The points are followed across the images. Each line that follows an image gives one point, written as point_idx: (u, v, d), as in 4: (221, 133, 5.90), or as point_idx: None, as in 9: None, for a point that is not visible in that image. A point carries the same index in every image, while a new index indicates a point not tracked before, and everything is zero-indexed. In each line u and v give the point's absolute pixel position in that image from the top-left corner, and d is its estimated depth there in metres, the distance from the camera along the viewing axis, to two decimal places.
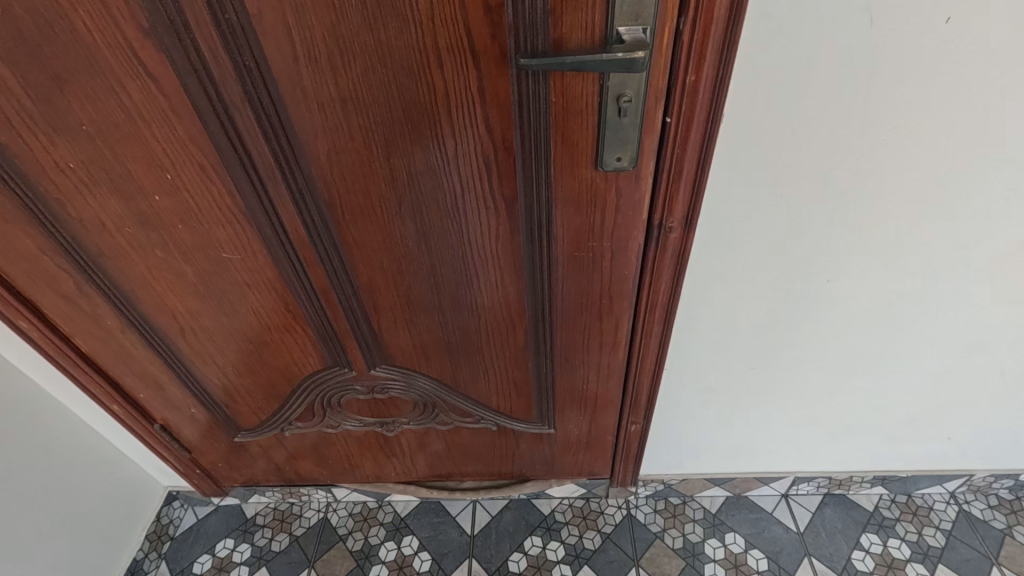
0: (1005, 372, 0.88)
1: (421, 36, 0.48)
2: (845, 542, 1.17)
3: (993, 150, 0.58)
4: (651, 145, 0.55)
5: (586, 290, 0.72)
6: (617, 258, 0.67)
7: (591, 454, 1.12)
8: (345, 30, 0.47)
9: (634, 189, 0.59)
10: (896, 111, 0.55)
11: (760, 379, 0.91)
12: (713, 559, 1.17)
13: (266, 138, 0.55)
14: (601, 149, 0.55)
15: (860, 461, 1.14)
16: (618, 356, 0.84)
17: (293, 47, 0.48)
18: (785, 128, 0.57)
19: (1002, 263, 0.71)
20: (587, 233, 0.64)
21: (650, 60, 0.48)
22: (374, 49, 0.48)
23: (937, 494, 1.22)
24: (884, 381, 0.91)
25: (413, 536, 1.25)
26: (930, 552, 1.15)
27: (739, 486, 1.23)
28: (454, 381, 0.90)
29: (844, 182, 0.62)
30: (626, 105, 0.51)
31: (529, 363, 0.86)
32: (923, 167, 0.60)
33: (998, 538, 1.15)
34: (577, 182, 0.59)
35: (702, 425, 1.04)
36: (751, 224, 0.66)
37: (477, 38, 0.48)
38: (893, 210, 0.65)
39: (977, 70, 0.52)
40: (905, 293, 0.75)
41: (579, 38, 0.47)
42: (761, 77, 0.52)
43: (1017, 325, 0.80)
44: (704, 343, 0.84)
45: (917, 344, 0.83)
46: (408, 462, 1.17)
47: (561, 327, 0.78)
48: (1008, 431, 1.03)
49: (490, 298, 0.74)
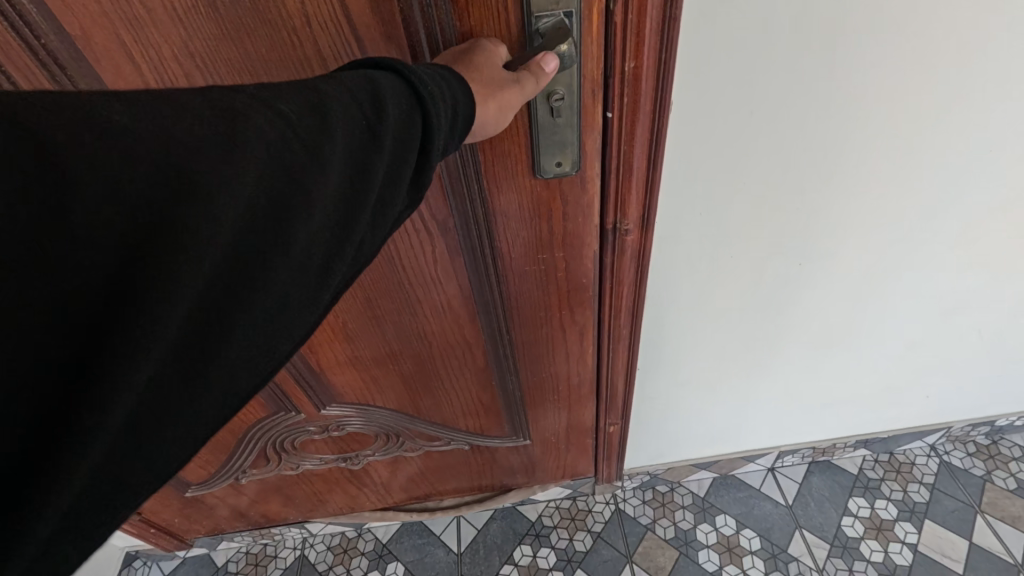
0: (981, 332, 0.86)
1: (298, 45, 0.39)
2: (834, 510, 1.17)
3: (970, 110, 0.54)
4: (593, 144, 0.48)
5: (542, 302, 0.65)
6: (573, 266, 0.60)
7: (573, 457, 1.07)
8: (201, 44, 0.38)
9: (581, 194, 0.52)
10: (864, 82, 0.49)
11: (738, 364, 0.87)
12: (707, 545, 1.14)
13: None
14: (537, 155, 0.47)
15: (844, 429, 1.12)
16: (587, 364, 0.79)
17: (140, 71, 0.39)
18: (742, 109, 0.50)
19: (978, 226, 0.68)
20: (536, 247, 0.57)
21: (579, 48, 0.41)
22: (243, 65, 0.40)
23: (918, 448, 1.23)
24: (863, 353, 0.88)
25: (398, 562, 1.19)
26: (916, 508, 1.15)
27: (725, 466, 1.21)
28: (416, 408, 0.83)
29: (810, 159, 0.56)
30: (558, 104, 0.43)
31: (493, 381, 0.80)
32: (892, 136, 0.55)
33: (979, 485, 1.18)
34: (517, 193, 0.51)
35: (683, 414, 1.00)
36: (714, 212, 0.60)
37: (368, 38, 0.39)
38: (867, 182, 0.60)
39: (950, 27, 0.46)
40: (885, 265, 0.72)
41: (492, 29, 0.39)
42: (712, 51, 0.46)
43: (995, 285, 0.77)
44: (676, 335, 0.80)
45: (893, 314, 0.80)
46: (382, 489, 1.10)
47: (522, 344, 0.72)
48: (987, 384, 1.02)
49: (440, 324, 0.66)
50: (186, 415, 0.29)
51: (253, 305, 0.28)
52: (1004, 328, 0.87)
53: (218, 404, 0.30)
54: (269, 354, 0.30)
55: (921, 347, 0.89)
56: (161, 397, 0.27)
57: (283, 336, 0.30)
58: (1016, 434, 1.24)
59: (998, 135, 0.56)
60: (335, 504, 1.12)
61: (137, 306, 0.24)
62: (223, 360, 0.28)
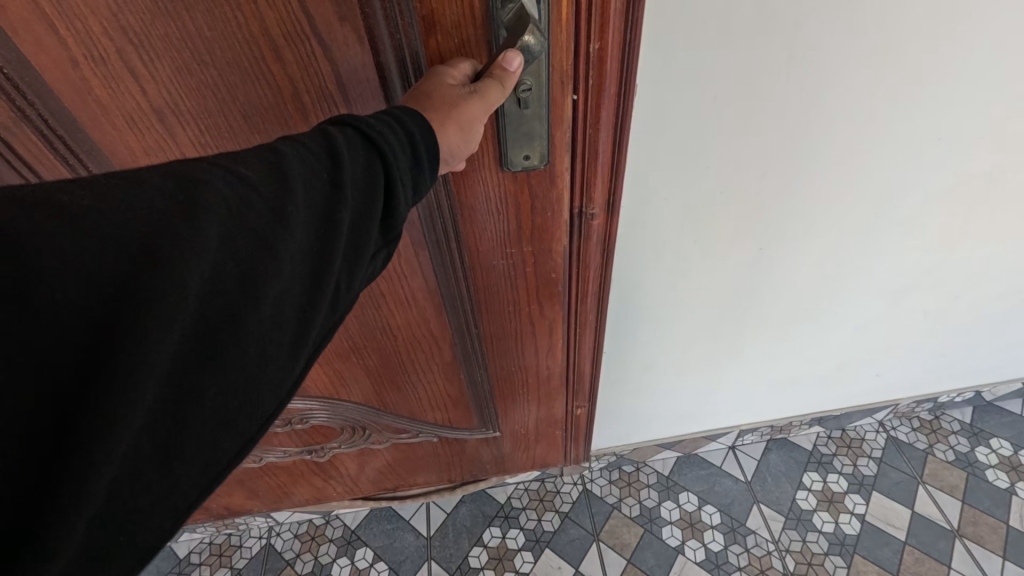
0: (927, 312, 0.90)
1: (243, 23, 0.36)
2: (789, 484, 1.22)
3: (924, 101, 0.55)
4: (562, 136, 0.47)
5: (510, 296, 0.64)
6: (541, 261, 0.60)
7: (543, 449, 1.08)
8: (131, 17, 0.35)
9: (550, 189, 0.51)
10: (830, 70, 0.50)
11: (702, 347, 0.89)
12: (670, 521, 1.18)
13: (67, 167, 0.43)
14: (504, 147, 0.46)
15: (799, 408, 1.16)
16: (557, 359, 0.78)
17: (65, 45, 0.36)
18: (705, 95, 0.50)
19: (928, 211, 0.70)
20: (502, 240, 0.56)
21: (548, 36, 0.39)
22: (181, 42, 0.37)
23: (868, 424, 1.29)
24: (819, 335, 0.91)
25: (367, 548, 1.19)
26: (865, 481, 1.22)
27: (689, 445, 1.24)
28: (383, 402, 0.81)
29: (772, 146, 0.56)
30: (525, 95, 0.42)
31: (461, 375, 0.79)
32: (849, 126, 0.56)
33: (921, 457, 1.25)
34: (485, 186, 0.50)
35: (648, 395, 1.02)
36: (677, 199, 0.61)
37: (319, 18, 0.37)
38: (828, 169, 0.61)
39: (907, 15, 0.46)
40: (842, 251, 0.74)
41: (455, 14, 0.37)
42: (676, 35, 0.45)
43: (943, 267, 0.81)
44: (643, 320, 0.81)
45: (848, 298, 0.84)
46: (349, 481, 1.09)
47: (489, 337, 0.71)
48: (931, 362, 1.08)
49: (405, 317, 0.65)
50: (170, 485, 0.28)
51: (228, 371, 0.27)
52: (947, 310, 0.91)
53: (198, 476, 0.29)
54: (249, 420, 0.30)
55: (872, 328, 0.92)
56: (144, 470, 0.26)
57: (263, 400, 0.30)
58: (956, 410, 1.31)
59: (951, 123, 0.58)
60: (301, 496, 1.10)
61: (108, 387, 0.24)
62: (200, 431, 0.28)
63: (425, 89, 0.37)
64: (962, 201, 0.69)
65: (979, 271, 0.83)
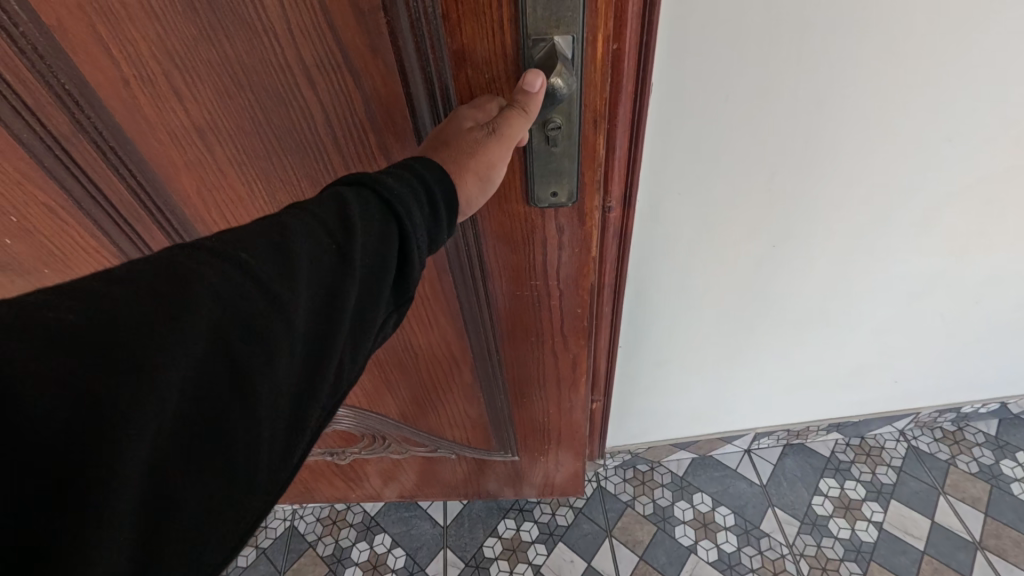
0: (947, 317, 0.89)
1: (281, 52, 0.39)
2: (805, 489, 1.22)
3: (943, 106, 0.55)
4: (591, 177, 0.47)
5: (533, 326, 0.65)
6: (566, 296, 0.60)
7: (564, 482, 1.07)
8: (177, 43, 0.38)
9: (575, 225, 0.51)
10: (842, 74, 0.50)
11: (718, 347, 0.90)
12: (683, 521, 1.19)
13: (118, 176, 0.47)
14: (531, 183, 0.47)
15: (816, 412, 1.16)
16: (580, 395, 0.79)
17: (118, 66, 0.39)
18: (716, 93, 0.51)
19: (944, 214, 0.69)
20: (528, 271, 0.56)
21: (581, 75, 0.39)
22: (222, 68, 0.39)
23: (888, 433, 1.27)
24: (835, 338, 0.91)
25: (385, 534, 1.23)
26: (883, 489, 1.21)
27: (703, 446, 1.24)
28: (404, 416, 0.84)
29: (785, 147, 0.57)
30: (554, 132, 0.42)
31: (481, 399, 0.81)
32: (860, 129, 0.56)
33: (943, 468, 1.24)
34: (506, 215, 0.50)
35: (661, 394, 1.03)
36: (689, 198, 0.62)
37: (352, 49, 0.39)
38: (842, 170, 0.61)
39: (918, 23, 0.47)
40: (866, 253, 0.74)
41: (486, 48, 0.38)
42: (685, 32, 0.46)
43: (964, 272, 0.80)
44: (657, 320, 0.83)
45: (865, 301, 0.83)
46: (371, 487, 1.12)
47: (509, 364, 0.72)
48: (952, 369, 1.06)
49: (426, 336, 0.67)
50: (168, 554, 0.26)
51: (224, 453, 0.27)
52: (968, 316, 0.90)
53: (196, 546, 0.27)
54: (235, 524, 0.29)
55: (891, 331, 0.91)
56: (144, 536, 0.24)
57: (251, 499, 0.29)
58: (981, 421, 1.29)
59: (969, 130, 0.58)
60: (322, 493, 1.13)
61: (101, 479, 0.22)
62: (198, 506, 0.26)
63: (444, 137, 0.38)
64: (983, 207, 0.68)
65: (1000, 276, 0.82)
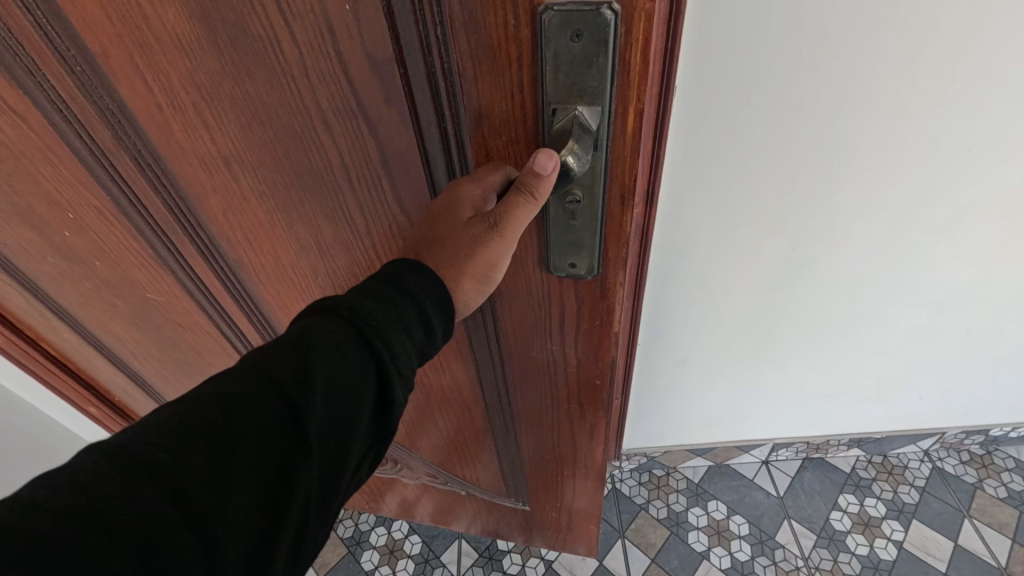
0: (971, 332, 0.88)
1: (299, 96, 0.37)
2: (823, 504, 1.21)
3: (966, 119, 0.55)
4: (615, 248, 0.42)
5: (548, 390, 0.62)
6: (584, 364, 0.55)
7: (574, 537, 1.01)
8: (204, 78, 0.38)
9: (598, 296, 0.47)
10: (869, 76, 0.51)
11: (744, 349, 0.90)
12: (697, 527, 1.19)
13: (155, 191, 0.49)
14: (548, 252, 0.43)
15: (836, 426, 1.15)
16: (598, 459, 0.73)
17: (152, 92, 0.40)
18: (738, 98, 0.53)
19: (970, 229, 0.69)
20: (546, 338, 0.53)
21: (606, 149, 0.35)
22: (244, 103, 0.39)
23: (912, 452, 1.25)
24: (855, 349, 0.91)
25: (403, 521, 1.27)
26: (905, 508, 1.19)
27: (720, 454, 1.24)
28: (411, 441, 0.85)
29: (808, 150, 0.58)
30: (573, 204, 0.39)
31: (490, 445, 0.79)
32: (881, 137, 0.57)
33: (969, 491, 1.21)
34: (525, 281, 0.47)
35: (678, 396, 1.04)
36: (710, 198, 0.63)
37: (368, 100, 0.36)
38: (862, 175, 0.61)
39: (940, 35, 0.48)
40: (902, 260, 0.73)
41: (502, 110, 0.35)
42: (711, 40, 0.48)
43: (990, 287, 0.79)
44: (676, 323, 0.84)
45: (888, 312, 0.83)
46: (377, 501, 1.12)
47: (524, 420, 0.69)
48: (980, 386, 1.04)
49: (438, 378, 0.67)
50: None
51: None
52: (994, 332, 0.89)
53: None
54: None
55: (910, 343, 0.90)
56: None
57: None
58: (1011, 446, 1.25)
59: (996, 144, 0.58)
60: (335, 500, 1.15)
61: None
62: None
63: (439, 234, 0.39)
64: (1007, 223, 0.68)
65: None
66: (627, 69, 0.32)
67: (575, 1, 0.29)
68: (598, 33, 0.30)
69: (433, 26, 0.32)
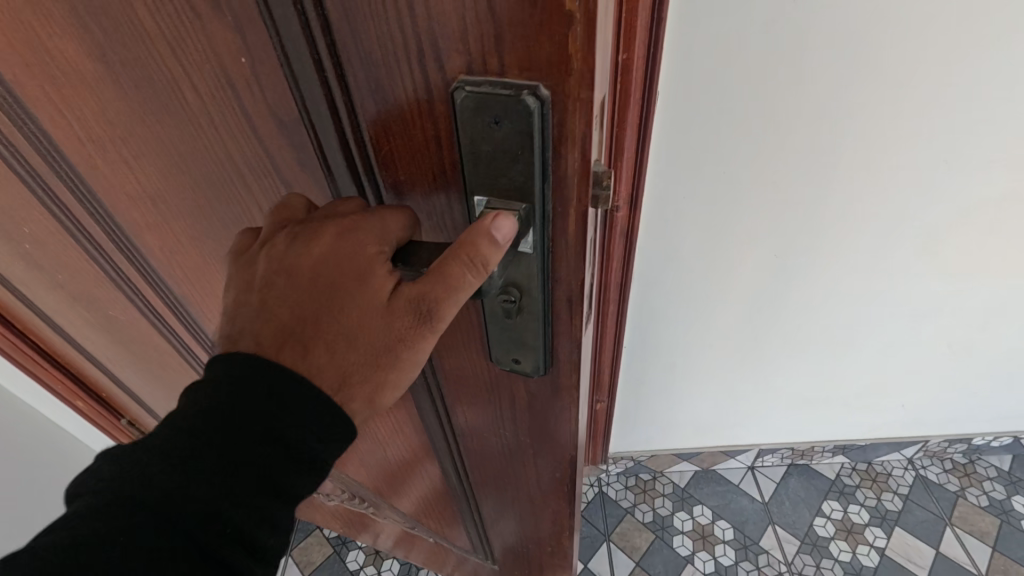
0: (953, 343, 0.89)
1: (213, 149, 0.36)
2: (807, 510, 1.22)
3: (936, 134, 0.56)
4: (562, 343, 0.39)
5: (507, 470, 0.58)
6: (541, 451, 0.52)
7: None
8: (117, 118, 0.37)
9: (548, 386, 0.43)
10: (849, 90, 0.51)
11: (734, 356, 0.90)
12: (682, 531, 1.20)
13: (90, 214, 0.48)
14: (490, 344, 0.40)
15: (822, 433, 1.15)
16: (561, 543, 0.68)
17: (73, 127, 0.39)
18: (717, 112, 0.53)
19: (948, 241, 0.70)
20: (498, 417, 0.50)
21: (541, 250, 0.32)
22: (161, 148, 0.38)
23: (896, 460, 1.26)
24: (839, 358, 0.92)
25: None
26: (887, 516, 1.20)
27: (705, 460, 1.25)
28: (381, 490, 0.82)
29: (790, 159, 0.58)
30: (510, 305, 0.35)
31: (454, 505, 0.75)
32: (859, 152, 0.57)
33: (951, 500, 1.22)
34: (467, 360, 0.44)
35: (666, 401, 1.04)
36: (697, 206, 0.64)
37: (281, 160, 0.35)
38: (839, 187, 0.61)
39: (909, 51, 0.48)
40: (888, 268, 0.74)
41: (424, 185, 0.32)
42: (690, 59, 0.49)
43: (971, 298, 0.80)
44: (660, 330, 0.85)
45: (873, 321, 0.84)
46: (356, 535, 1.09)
47: (486, 491, 0.65)
48: (962, 395, 1.05)
49: (399, 437, 0.64)
50: None
51: None
52: (978, 341, 0.89)
53: None
54: None
55: (892, 354, 0.91)
56: None
57: None
58: (993, 456, 1.26)
59: (971, 157, 0.59)
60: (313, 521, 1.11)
61: None
62: None
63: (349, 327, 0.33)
64: (983, 235, 0.69)
65: (1009, 303, 0.82)
66: (563, 170, 0.29)
67: (489, 83, 0.26)
68: (520, 122, 0.27)
69: (339, 93, 0.29)
